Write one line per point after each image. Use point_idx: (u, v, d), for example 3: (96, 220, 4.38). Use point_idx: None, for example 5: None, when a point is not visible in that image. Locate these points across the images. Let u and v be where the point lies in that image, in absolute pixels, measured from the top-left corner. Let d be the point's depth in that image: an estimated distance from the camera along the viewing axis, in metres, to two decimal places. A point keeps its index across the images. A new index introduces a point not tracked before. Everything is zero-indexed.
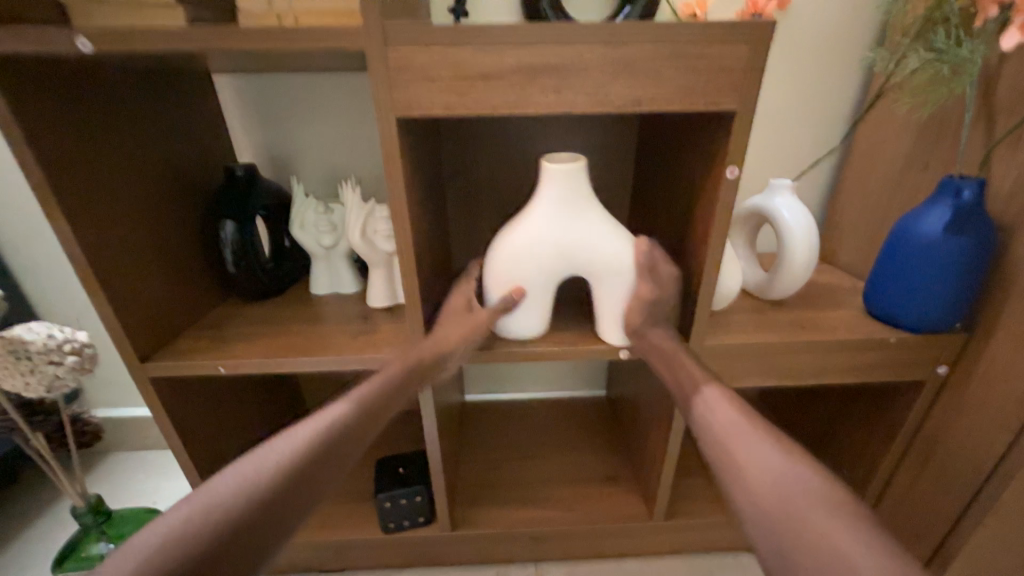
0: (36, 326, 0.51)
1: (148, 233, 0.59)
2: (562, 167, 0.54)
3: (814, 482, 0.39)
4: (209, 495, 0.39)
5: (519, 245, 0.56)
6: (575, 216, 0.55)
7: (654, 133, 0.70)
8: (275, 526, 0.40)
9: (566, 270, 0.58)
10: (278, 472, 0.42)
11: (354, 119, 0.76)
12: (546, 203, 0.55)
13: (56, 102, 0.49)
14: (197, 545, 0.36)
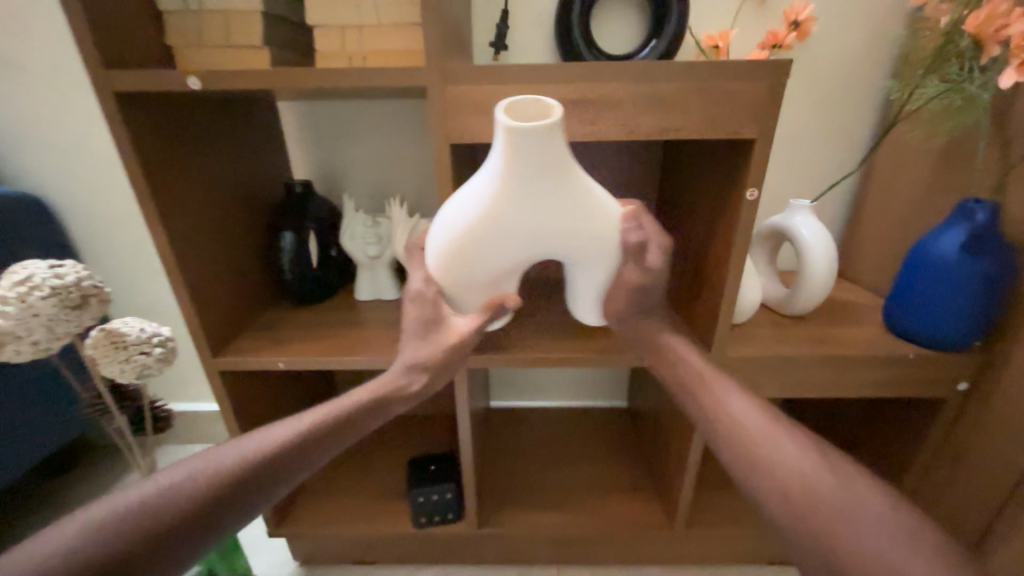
0: (130, 321, 0.59)
1: (222, 242, 0.67)
2: (526, 128, 0.43)
3: (846, 490, 0.39)
4: (173, 475, 0.42)
5: (483, 227, 0.48)
6: (541, 191, 0.47)
7: (677, 156, 0.75)
8: (235, 509, 0.43)
9: (536, 252, 0.51)
10: (245, 458, 0.45)
11: (400, 141, 0.84)
12: (517, 178, 0.46)
13: (162, 129, 0.57)
14: (155, 522, 0.39)
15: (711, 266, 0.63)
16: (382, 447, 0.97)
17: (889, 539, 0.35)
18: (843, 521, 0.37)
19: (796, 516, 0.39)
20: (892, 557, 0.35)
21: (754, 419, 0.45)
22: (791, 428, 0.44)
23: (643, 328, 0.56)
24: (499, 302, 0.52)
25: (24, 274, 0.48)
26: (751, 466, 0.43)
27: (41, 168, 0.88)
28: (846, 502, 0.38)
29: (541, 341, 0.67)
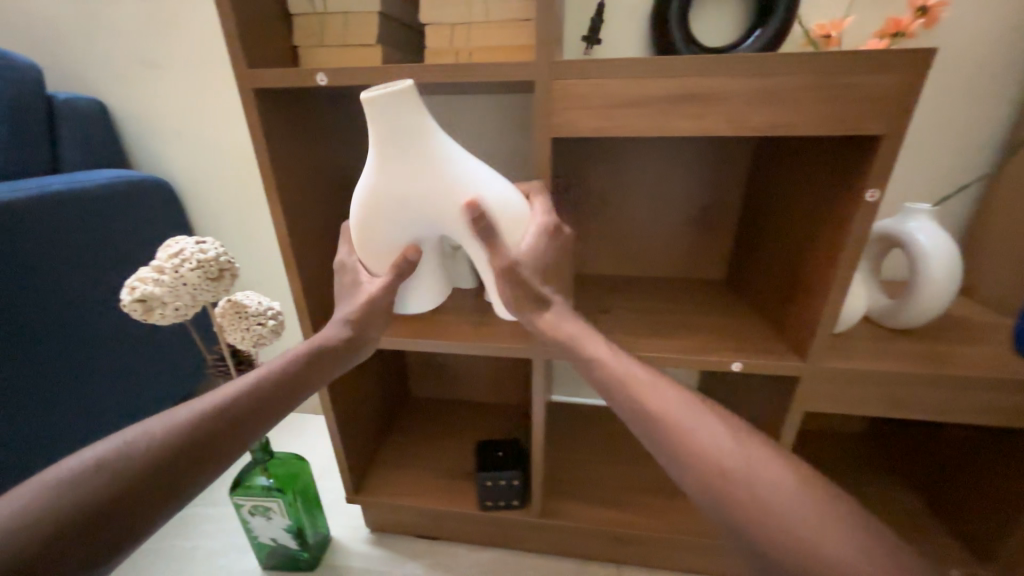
0: (250, 295, 0.65)
1: (325, 226, 0.73)
2: (376, 102, 0.47)
3: (749, 451, 0.38)
4: (105, 446, 0.40)
5: (371, 199, 0.52)
6: (405, 161, 0.50)
7: (775, 153, 0.71)
8: (187, 467, 0.41)
9: (424, 223, 0.54)
10: (187, 419, 0.43)
11: (484, 135, 0.86)
12: (389, 154, 0.50)
13: (286, 121, 0.62)
14: (95, 490, 0.37)
15: (812, 271, 0.60)
16: (449, 430, 1.01)
17: (789, 495, 0.35)
18: (744, 481, 0.36)
19: (714, 489, 0.37)
20: (794, 516, 0.34)
21: (653, 388, 0.45)
22: (687, 397, 0.44)
23: (546, 315, 0.53)
24: (402, 262, 0.54)
25: (178, 247, 0.55)
26: (657, 437, 0.42)
27: (174, 156, 1.00)
28: (754, 465, 0.37)
29: (625, 337, 0.68)
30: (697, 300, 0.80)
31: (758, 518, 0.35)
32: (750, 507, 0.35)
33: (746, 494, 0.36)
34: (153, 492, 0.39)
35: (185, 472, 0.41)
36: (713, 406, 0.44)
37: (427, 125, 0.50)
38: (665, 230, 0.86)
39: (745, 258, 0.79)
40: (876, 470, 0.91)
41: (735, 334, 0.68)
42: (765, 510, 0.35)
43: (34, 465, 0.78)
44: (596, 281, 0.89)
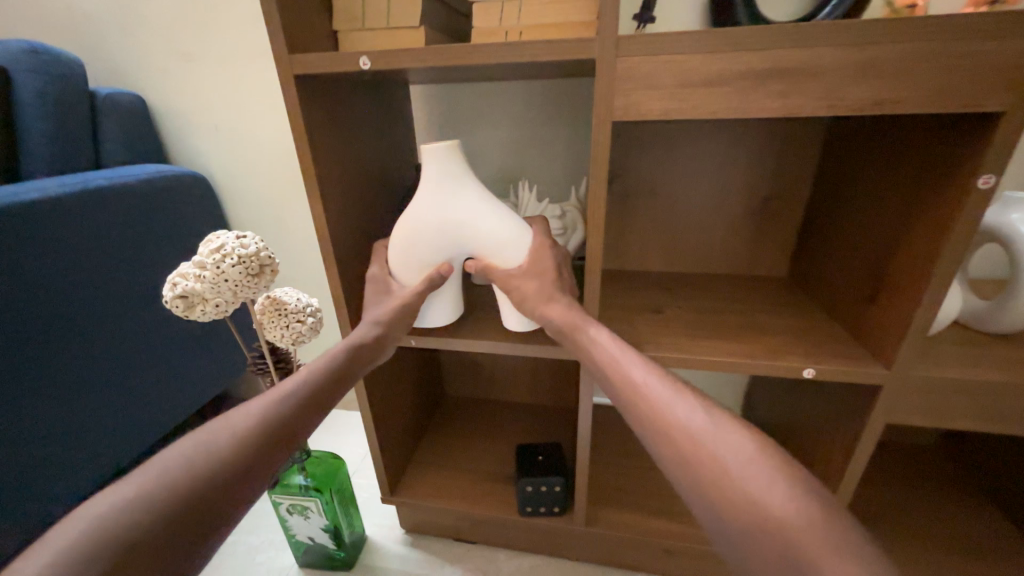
0: (289, 291, 0.64)
1: (365, 220, 0.70)
2: (431, 146, 0.58)
3: (716, 425, 0.44)
4: (178, 451, 0.44)
5: (411, 221, 0.60)
6: (446, 194, 0.59)
7: (854, 138, 0.65)
8: (257, 461, 0.47)
9: (454, 247, 0.62)
10: (250, 421, 0.49)
11: (527, 124, 0.82)
12: (432, 187, 0.59)
13: (327, 111, 0.60)
14: (180, 488, 0.42)
15: (900, 268, 0.54)
16: (485, 430, 0.98)
17: (745, 461, 0.41)
18: (706, 448, 0.42)
19: (683, 462, 0.43)
20: (751, 477, 0.40)
21: (637, 371, 0.51)
22: (665, 379, 0.50)
23: (553, 305, 0.58)
24: (435, 278, 0.62)
25: (219, 242, 0.53)
26: (636, 414, 0.48)
27: (211, 151, 1.00)
28: (718, 437, 0.43)
29: (679, 340, 0.63)
30: (757, 300, 0.74)
31: (721, 479, 0.40)
32: (713, 470, 0.41)
33: (711, 460, 0.42)
34: (231, 487, 0.44)
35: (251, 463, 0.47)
36: (690, 391, 0.49)
37: (466, 172, 0.60)
38: (719, 224, 0.81)
39: (817, 254, 0.73)
40: (948, 487, 0.83)
41: (805, 337, 0.63)
42: (726, 473, 0.40)
43: (78, 457, 0.79)
44: (642, 278, 0.84)
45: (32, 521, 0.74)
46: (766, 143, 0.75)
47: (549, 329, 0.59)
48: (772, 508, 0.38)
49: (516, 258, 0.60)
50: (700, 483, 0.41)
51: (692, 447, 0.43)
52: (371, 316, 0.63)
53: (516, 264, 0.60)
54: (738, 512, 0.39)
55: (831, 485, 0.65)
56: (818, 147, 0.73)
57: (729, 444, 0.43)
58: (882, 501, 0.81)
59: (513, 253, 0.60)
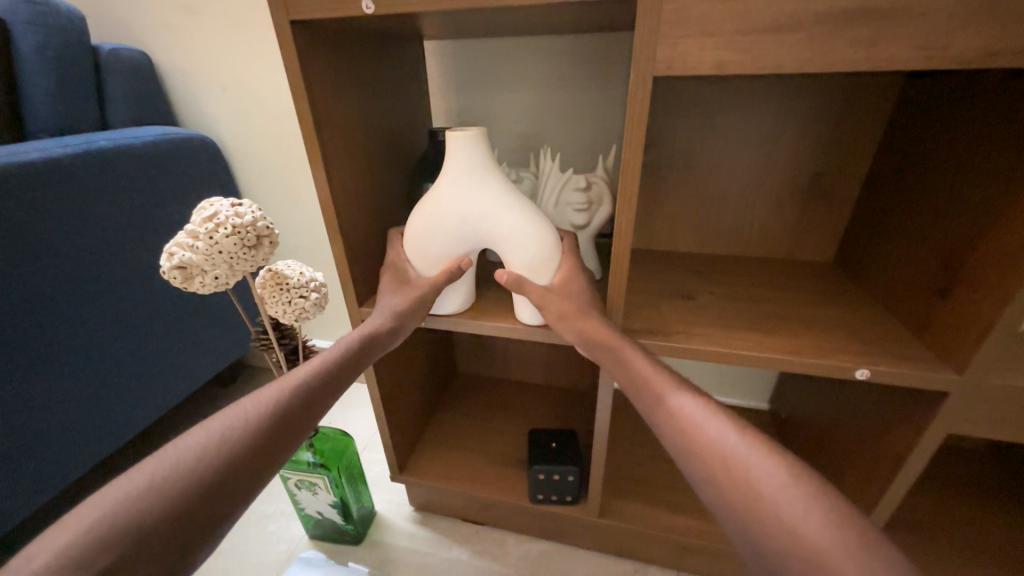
0: (292, 265, 0.60)
1: (374, 189, 0.65)
2: (455, 133, 0.54)
3: (749, 445, 0.40)
4: (185, 444, 0.41)
5: (428, 210, 0.57)
6: (467, 184, 0.55)
7: (935, 104, 0.56)
8: (265, 456, 0.44)
9: (471, 240, 0.57)
10: (261, 411, 0.46)
11: (551, 85, 0.74)
12: (452, 176, 0.56)
13: (329, 64, 0.54)
14: (186, 486, 0.39)
15: (986, 258, 0.45)
16: (497, 412, 0.95)
17: (784, 489, 0.36)
18: (738, 471, 0.38)
19: (723, 489, 0.38)
20: (786, 505, 0.35)
21: (668, 389, 0.46)
22: (695, 395, 0.46)
23: (588, 320, 0.53)
24: (453, 269, 0.58)
25: (212, 210, 0.49)
26: (669, 434, 0.44)
27: (218, 112, 0.95)
28: (749, 456, 0.39)
29: (712, 331, 0.57)
30: (801, 289, 0.67)
31: (755, 506, 0.36)
32: (745, 494, 0.37)
33: (743, 483, 0.37)
34: (239, 484, 0.42)
35: (254, 460, 0.44)
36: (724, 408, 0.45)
37: (491, 161, 0.56)
38: (761, 201, 0.73)
39: (876, 238, 0.64)
40: (997, 497, 0.76)
41: (857, 334, 0.56)
42: (761, 498, 0.36)
43: (94, 423, 0.80)
44: (671, 259, 0.77)
45: (54, 485, 0.75)
46: (825, 109, 0.65)
47: (583, 347, 0.53)
48: (809, 541, 0.33)
49: (539, 255, 0.55)
50: (741, 514, 0.36)
51: (732, 473, 0.38)
52: (389, 302, 0.59)
53: (538, 262, 0.55)
54: (775, 544, 0.34)
55: (870, 495, 0.59)
56: (887, 113, 0.63)
57: (776, 468, 0.38)
58: (923, 508, 0.75)
59: (536, 249, 0.55)
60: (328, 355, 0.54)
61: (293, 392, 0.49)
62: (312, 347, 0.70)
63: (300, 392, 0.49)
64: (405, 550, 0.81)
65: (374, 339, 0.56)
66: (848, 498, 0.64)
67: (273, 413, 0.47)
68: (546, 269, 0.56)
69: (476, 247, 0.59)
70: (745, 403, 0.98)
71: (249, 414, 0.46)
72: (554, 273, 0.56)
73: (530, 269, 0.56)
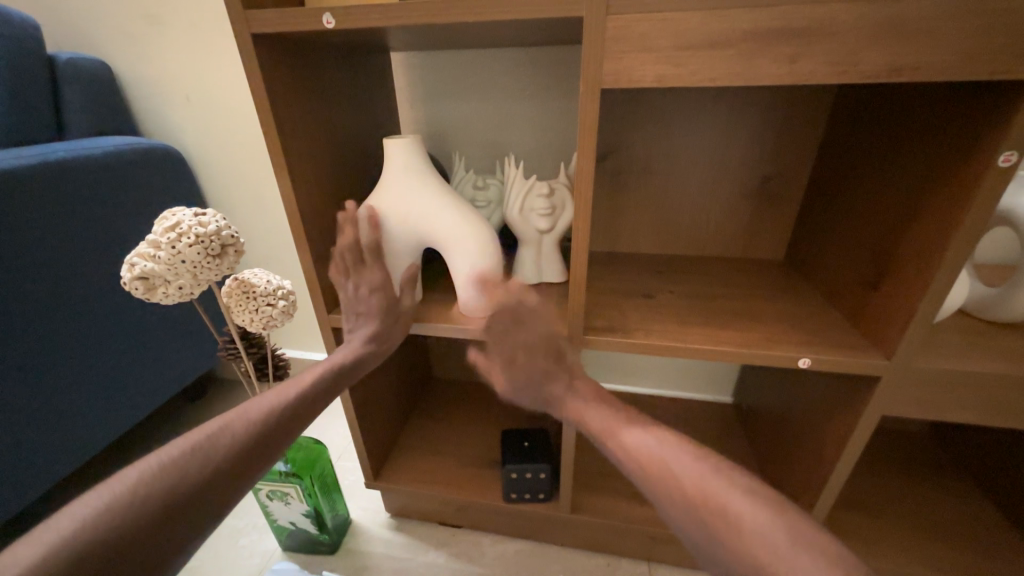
0: (260, 273, 0.60)
1: (340, 197, 0.66)
2: (392, 141, 0.58)
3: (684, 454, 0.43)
4: (161, 458, 0.41)
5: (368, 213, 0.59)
6: (405, 187, 0.58)
7: (863, 111, 0.61)
8: (240, 474, 0.45)
9: (412, 241, 0.60)
10: (242, 430, 0.47)
11: (515, 95, 0.77)
12: (389, 180, 0.59)
13: (290, 74, 0.55)
14: (160, 495, 0.39)
15: (910, 253, 0.50)
16: (471, 415, 0.97)
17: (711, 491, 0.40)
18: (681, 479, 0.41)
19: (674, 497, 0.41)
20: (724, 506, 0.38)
21: (597, 413, 0.52)
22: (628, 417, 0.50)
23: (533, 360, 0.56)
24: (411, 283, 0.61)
25: (174, 220, 0.49)
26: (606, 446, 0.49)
27: (181, 122, 0.94)
28: (682, 463, 0.42)
29: (666, 328, 0.60)
30: (751, 285, 0.71)
31: (697, 510, 0.39)
32: (683, 498, 0.40)
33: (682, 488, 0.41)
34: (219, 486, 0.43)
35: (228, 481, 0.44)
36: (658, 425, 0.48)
37: (428, 164, 0.60)
38: (715, 204, 0.77)
39: (819, 235, 0.69)
40: (938, 472, 0.82)
41: (801, 327, 0.59)
42: (697, 500, 0.39)
43: (56, 442, 0.77)
44: (635, 260, 0.81)
45: (7, 509, 0.72)
46: (769, 118, 0.70)
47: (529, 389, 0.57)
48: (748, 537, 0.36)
49: (476, 250, 0.59)
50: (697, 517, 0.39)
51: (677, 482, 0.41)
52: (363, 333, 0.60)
53: (476, 257, 0.59)
54: (717, 538, 0.37)
55: (820, 476, 0.63)
56: (825, 118, 0.68)
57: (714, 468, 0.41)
58: (873, 488, 0.80)
59: (474, 245, 0.59)
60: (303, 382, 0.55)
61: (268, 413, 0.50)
62: (282, 355, 0.69)
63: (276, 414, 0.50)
64: (381, 557, 0.81)
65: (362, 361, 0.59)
66: (800, 481, 0.68)
67: (250, 432, 0.47)
68: (487, 270, 0.60)
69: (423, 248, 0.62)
70: (711, 397, 1.01)
71: (225, 432, 0.46)
72: (490, 274, 0.60)
73: (473, 272, 0.59)
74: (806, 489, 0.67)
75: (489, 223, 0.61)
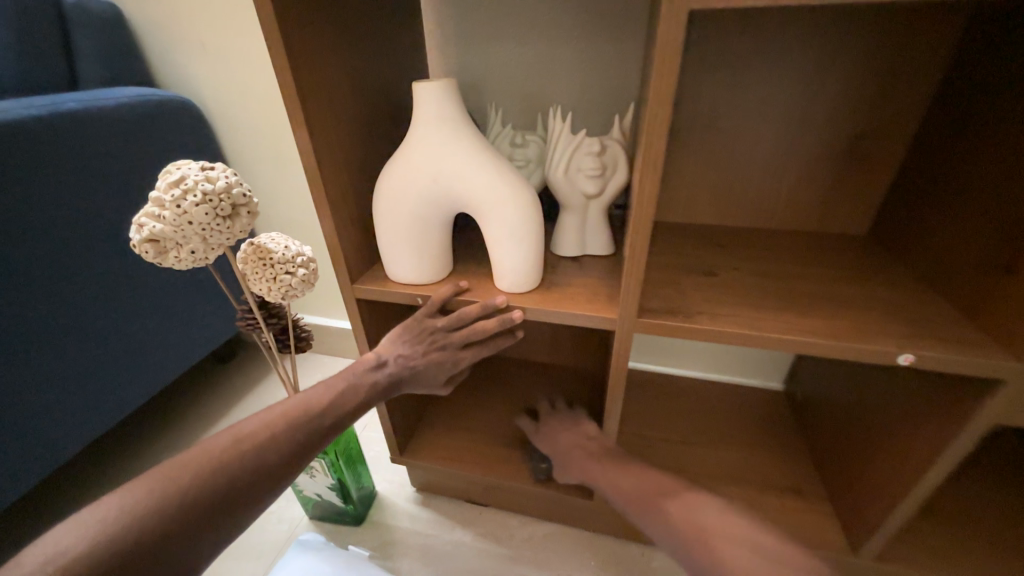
0: (278, 238, 0.54)
1: (364, 152, 0.59)
2: (422, 88, 0.49)
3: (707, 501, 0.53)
4: (199, 455, 0.41)
5: (395, 173, 0.52)
6: (436, 143, 0.51)
7: (1005, 47, 0.48)
8: (270, 476, 0.43)
9: (443, 204, 0.53)
10: (265, 428, 0.45)
11: (562, 36, 0.66)
12: (418, 134, 0.51)
13: (306, 1, 0.47)
14: (195, 496, 0.39)
15: None
16: (500, 393, 0.92)
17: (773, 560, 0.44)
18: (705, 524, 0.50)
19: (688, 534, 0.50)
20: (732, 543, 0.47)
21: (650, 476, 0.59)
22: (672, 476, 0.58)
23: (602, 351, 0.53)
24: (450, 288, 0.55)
25: (180, 175, 0.43)
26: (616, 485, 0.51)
27: (197, 71, 0.88)
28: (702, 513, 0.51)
29: (738, 311, 0.52)
30: (831, 264, 0.61)
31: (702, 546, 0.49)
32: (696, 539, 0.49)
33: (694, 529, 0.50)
34: (257, 489, 0.42)
35: (258, 485, 0.42)
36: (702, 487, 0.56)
37: (462, 115, 0.51)
38: (792, 168, 0.66)
39: (922, 207, 0.57)
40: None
41: (896, 316, 0.50)
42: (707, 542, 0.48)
43: (86, 405, 0.77)
44: (690, 232, 0.71)
45: (42, 467, 0.73)
46: (874, 60, 0.58)
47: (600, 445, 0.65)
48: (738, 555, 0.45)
49: (516, 217, 0.51)
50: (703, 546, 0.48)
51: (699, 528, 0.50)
52: (401, 334, 0.56)
53: (516, 226, 0.51)
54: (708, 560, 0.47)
55: (899, 485, 0.56)
56: (946, 59, 0.56)
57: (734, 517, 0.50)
58: (950, 494, 0.72)
59: (514, 211, 0.51)
60: (340, 380, 0.52)
61: (299, 414, 0.47)
62: (305, 326, 0.65)
63: (309, 415, 0.48)
64: (407, 531, 0.79)
65: (414, 377, 0.55)
66: (874, 486, 0.61)
67: (280, 433, 0.46)
68: (526, 243, 0.53)
69: (455, 214, 0.55)
70: (761, 384, 0.93)
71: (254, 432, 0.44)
72: (531, 246, 0.53)
73: (511, 244, 0.52)
74: (882, 496, 0.59)
75: (530, 185, 0.53)
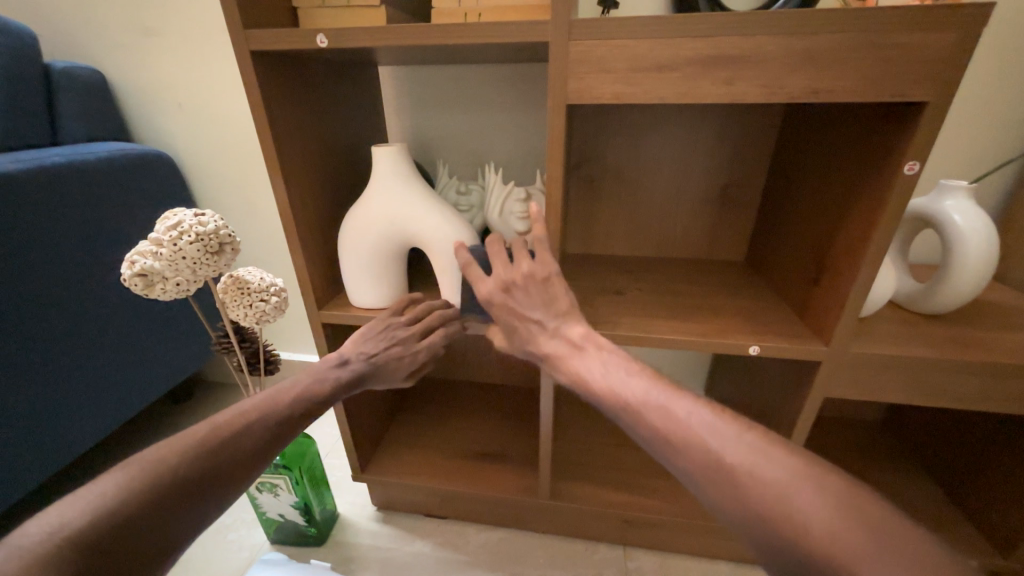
0: (254, 271, 0.64)
1: (330, 199, 0.70)
2: (381, 151, 0.62)
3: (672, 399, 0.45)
4: (182, 441, 0.46)
5: (358, 216, 0.64)
6: (392, 192, 0.63)
7: (804, 124, 0.68)
8: (245, 463, 0.49)
9: (398, 240, 0.65)
10: (240, 420, 0.51)
11: (495, 108, 0.83)
12: (378, 186, 0.63)
13: (284, 86, 0.59)
14: (179, 475, 0.44)
15: (845, 255, 0.56)
16: (455, 412, 1.01)
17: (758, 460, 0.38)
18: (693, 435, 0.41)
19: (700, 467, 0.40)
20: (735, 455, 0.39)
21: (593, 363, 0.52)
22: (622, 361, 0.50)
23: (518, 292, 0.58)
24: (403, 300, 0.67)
25: (176, 219, 0.53)
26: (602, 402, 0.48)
27: (174, 128, 0.98)
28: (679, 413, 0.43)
29: (635, 320, 0.65)
30: (713, 283, 0.77)
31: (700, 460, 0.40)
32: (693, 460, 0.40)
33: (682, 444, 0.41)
34: (234, 476, 0.47)
35: (232, 468, 0.48)
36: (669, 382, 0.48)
37: (413, 171, 0.65)
38: (680, 209, 0.84)
39: (772, 238, 0.75)
40: (888, 455, 0.89)
41: (753, 319, 0.66)
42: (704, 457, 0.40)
43: (45, 441, 0.79)
44: (608, 262, 0.86)
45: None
46: (727, 130, 0.77)
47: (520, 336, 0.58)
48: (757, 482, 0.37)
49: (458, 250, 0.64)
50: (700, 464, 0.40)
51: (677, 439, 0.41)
52: (363, 333, 0.64)
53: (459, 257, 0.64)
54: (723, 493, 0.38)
55: None
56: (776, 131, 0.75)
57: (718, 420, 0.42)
58: None
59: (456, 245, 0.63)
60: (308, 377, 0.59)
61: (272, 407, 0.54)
62: (273, 351, 0.72)
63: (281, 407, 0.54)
64: (368, 547, 0.84)
65: (378, 371, 0.63)
66: None
67: (256, 423, 0.52)
68: None
69: (409, 249, 0.67)
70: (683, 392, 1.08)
71: (233, 422, 0.50)
72: None
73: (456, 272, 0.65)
74: None
75: (470, 225, 0.66)
